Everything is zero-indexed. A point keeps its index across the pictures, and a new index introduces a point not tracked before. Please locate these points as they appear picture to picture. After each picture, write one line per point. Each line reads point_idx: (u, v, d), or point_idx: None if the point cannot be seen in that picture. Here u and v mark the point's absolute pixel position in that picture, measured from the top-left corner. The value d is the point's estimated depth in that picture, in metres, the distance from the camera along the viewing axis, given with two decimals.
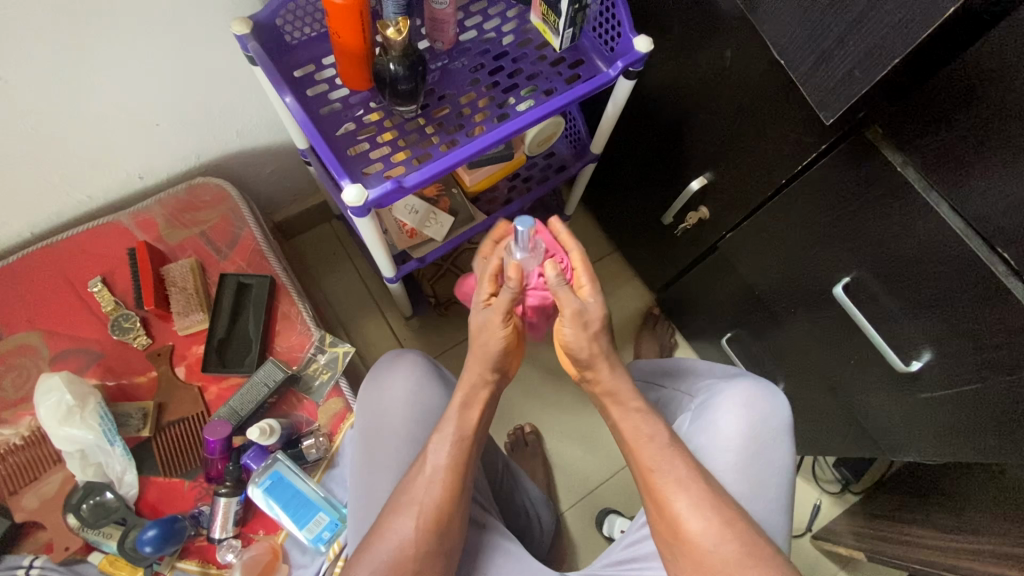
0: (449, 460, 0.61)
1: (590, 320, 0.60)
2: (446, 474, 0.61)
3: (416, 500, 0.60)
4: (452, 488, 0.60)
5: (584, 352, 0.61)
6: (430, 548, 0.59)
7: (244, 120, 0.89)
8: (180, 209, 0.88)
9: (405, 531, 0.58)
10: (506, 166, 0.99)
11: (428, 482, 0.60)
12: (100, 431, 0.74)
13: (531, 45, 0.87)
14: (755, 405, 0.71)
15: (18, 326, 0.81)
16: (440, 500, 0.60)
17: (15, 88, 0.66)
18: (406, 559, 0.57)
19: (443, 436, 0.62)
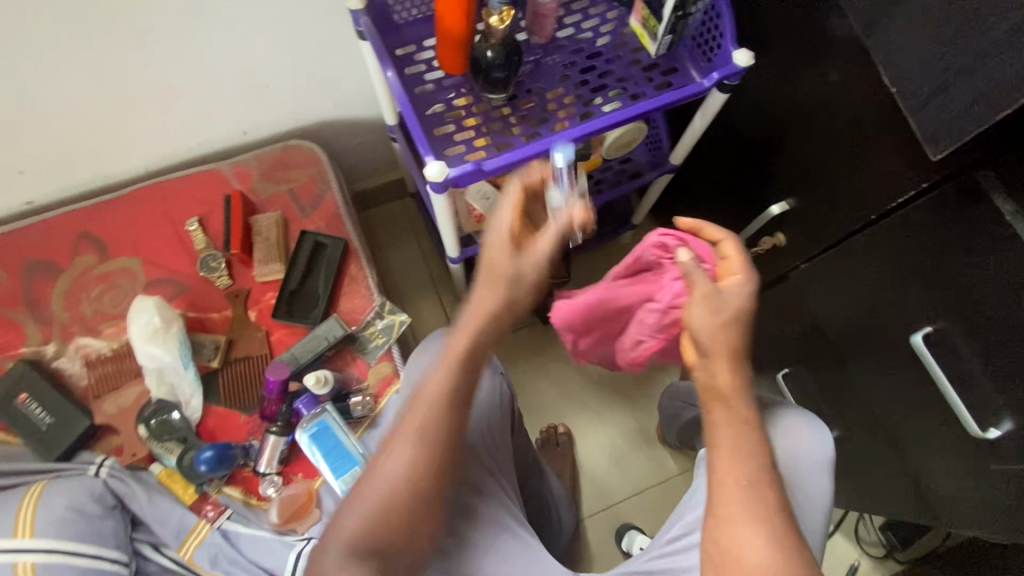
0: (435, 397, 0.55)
1: (721, 306, 0.61)
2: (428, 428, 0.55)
3: (404, 444, 0.55)
4: (444, 429, 0.55)
5: (706, 335, 0.61)
6: (413, 494, 0.55)
7: (343, 91, 0.94)
8: (274, 165, 0.95)
9: (391, 477, 0.55)
10: (581, 165, 1.00)
11: (414, 429, 0.55)
12: (177, 355, 0.81)
13: (627, 48, 0.87)
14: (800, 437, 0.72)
15: (123, 250, 0.90)
16: (429, 441, 0.55)
17: (155, 39, 0.74)
18: (393, 506, 0.54)
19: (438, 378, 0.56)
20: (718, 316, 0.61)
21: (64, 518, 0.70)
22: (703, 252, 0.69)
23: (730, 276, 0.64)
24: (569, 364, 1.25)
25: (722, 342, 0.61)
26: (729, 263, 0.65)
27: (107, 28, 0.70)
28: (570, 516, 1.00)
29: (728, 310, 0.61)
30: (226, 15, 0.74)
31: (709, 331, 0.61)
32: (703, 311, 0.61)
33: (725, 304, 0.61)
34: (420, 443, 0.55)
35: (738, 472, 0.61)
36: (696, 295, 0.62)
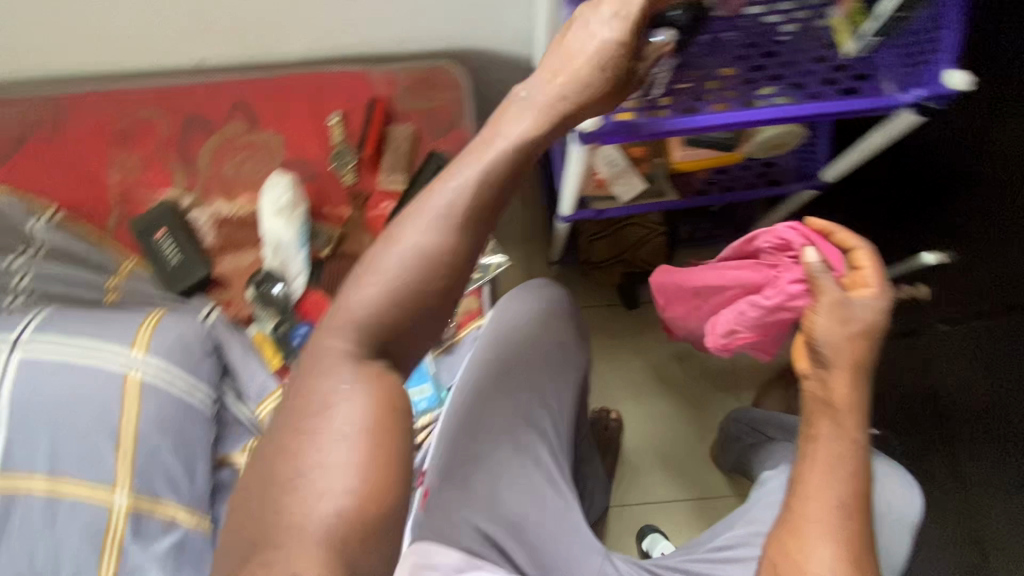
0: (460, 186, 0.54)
1: (848, 317, 0.68)
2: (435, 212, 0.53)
3: (409, 229, 0.53)
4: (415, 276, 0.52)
5: (830, 343, 0.69)
6: (437, 273, 0.52)
7: (506, 23, 0.93)
8: (420, 80, 0.96)
9: (364, 305, 0.50)
10: (722, 156, 0.94)
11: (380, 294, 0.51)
12: (295, 234, 0.86)
13: (819, 41, 0.79)
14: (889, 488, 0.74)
15: (268, 127, 0.95)
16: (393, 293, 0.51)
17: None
18: (407, 281, 0.51)
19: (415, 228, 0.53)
20: (845, 325, 0.68)
21: (174, 346, 0.78)
22: (832, 258, 0.72)
23: (864, 287, 0.70)
24: (640, 355, 1.22)
25: (844, 353, 0.69)
26: (862, 274, 0.71)
27: None
28: (603, 505, 0.99)
29: (856, 322, 0.68)
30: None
31: (832, 340, 0.69)
32: (829, 318, 0.68)
33: (854, 316, 0.68)
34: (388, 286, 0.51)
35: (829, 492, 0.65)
36: (824, 302, 0.69)
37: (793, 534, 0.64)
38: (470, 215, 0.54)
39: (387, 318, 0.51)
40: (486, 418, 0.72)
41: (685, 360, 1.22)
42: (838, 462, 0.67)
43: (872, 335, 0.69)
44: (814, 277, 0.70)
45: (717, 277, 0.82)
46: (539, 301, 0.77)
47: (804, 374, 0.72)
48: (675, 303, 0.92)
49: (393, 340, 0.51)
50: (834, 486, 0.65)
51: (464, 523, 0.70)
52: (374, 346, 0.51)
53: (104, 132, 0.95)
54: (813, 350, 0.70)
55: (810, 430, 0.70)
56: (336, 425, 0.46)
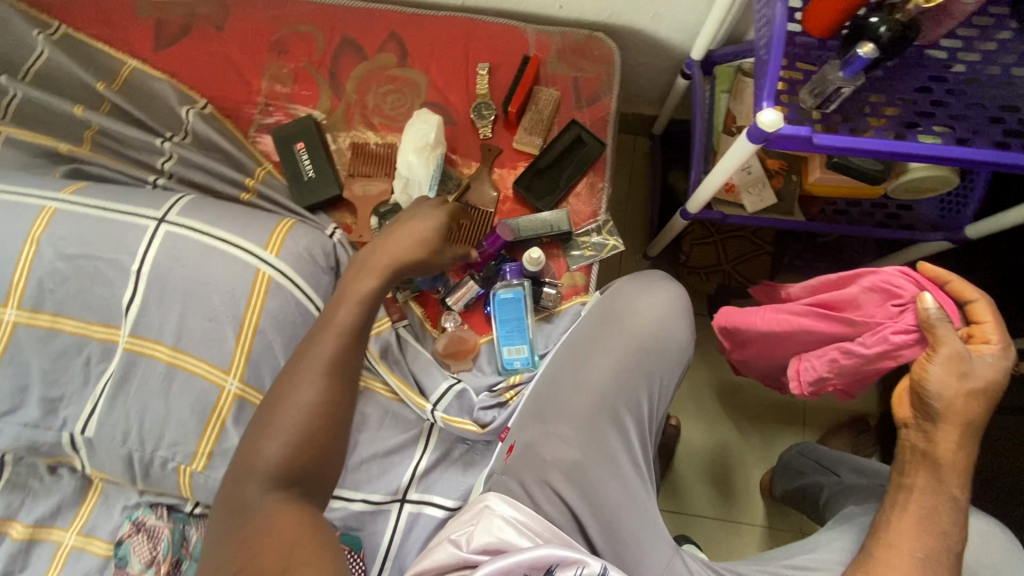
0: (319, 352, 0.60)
1: (967, 372, 0.63)
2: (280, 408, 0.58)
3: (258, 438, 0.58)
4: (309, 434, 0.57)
5: (944, 396, 0.63)
6: (326, 422, 0.58)
7: (675, 8, 0.92)
8: (574, 50, 0.96)
9: (300, 405, 0.57)
10: (865, 188, 0.91)
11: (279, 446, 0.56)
12: (429, 175, 0.87)
13: (1013, 90, 0.76)
14: (984, 556, 0.68)
15: (416, 65, 0.96)
16: (307, 429, 0.57)
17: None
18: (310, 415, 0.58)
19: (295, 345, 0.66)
20: (961, 380, 0.63)
21: (301, 254, 0.81)
22: (946, 307, 0.66)
23: (985, 344, 0.64)
24: (710, 368, 1.21)
25: (958, 409, 0.63)
26: (984, 330, 0.65)
27: None
28: None
29: (976, 379, 0.63)
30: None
31: (945, 393, 0.63)
32: (945, 370, 0.63)
33: (974, 372, 0.63)
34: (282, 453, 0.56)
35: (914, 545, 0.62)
36: (941, 353, 0.63)
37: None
38: (393, 272, 0.66)
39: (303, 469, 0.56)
40: (581, 394, 0.73)
41: (756, 385, 1.20)
42: (930, 517, 0.64)
43: (991, 389, 0.63)
44: (931, 327, 0.64)
45: (801, 321, 0.75)
46: (657, 294, 0.78)
47: (904, 422, 0.68)
48: (748, 345, 0.86)
49: (309, 469, 0.56)
50: (925, 542, 0.63)
51: (541, 484, 0.70)
52: (291, 470, 0.55)
53: (262, 38, 0.98)
54: (921, 403, 0.65)
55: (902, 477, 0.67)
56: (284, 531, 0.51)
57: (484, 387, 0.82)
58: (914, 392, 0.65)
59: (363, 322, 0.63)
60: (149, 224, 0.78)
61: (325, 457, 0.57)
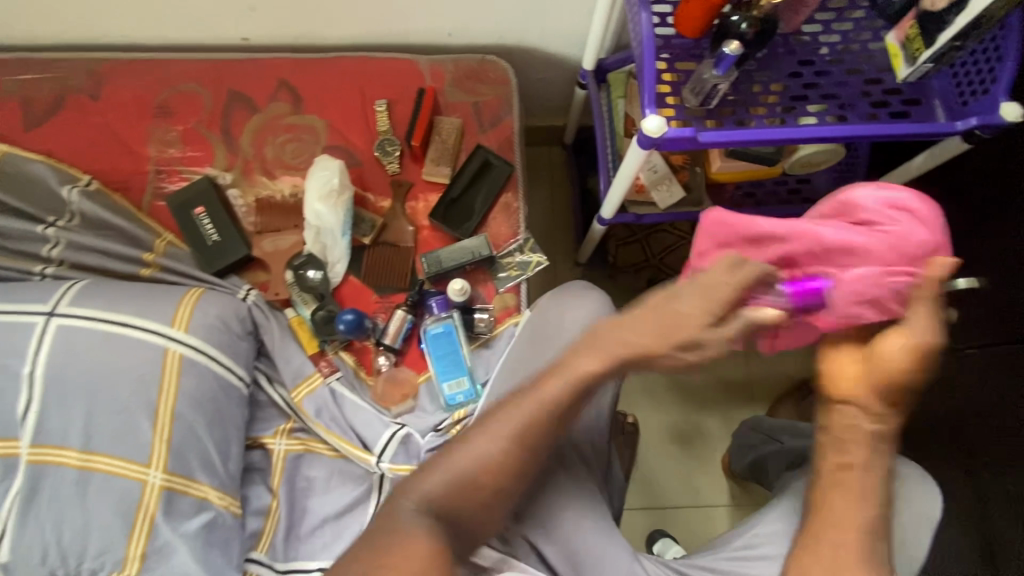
0: (529, 438, 0.62)
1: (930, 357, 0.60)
2: (530, 425, 0.62)
3: (496, 423, 0.62)
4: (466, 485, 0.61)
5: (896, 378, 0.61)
6: (499, 481, 0.62)
7: (558, 22, 0.94)
8: (468, 75, 0.96)
9: (484, 459, 0.61)
10: (762, 169, 0.95)
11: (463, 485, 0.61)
12: (340, 221, 0.85)
13: (873, 64, 0.81)
14: (915, 496, 0.73)
15: (312, 110, 0.94)
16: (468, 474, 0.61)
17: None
18: (467, 481, 0.61)
19: (434, 474, 0.61)
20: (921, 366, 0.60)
21: (212, 324, 0.76)
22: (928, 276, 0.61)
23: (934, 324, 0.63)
24: None
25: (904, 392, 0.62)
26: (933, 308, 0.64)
27: None
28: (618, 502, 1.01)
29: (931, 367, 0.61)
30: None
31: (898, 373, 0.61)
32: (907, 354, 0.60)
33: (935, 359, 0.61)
34: (539, 433, 0.62)
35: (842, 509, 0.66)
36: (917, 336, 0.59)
37: (809, 550, 0.66)
38: (623, 360, 0.61)
39: (448, 504, 0.61)
40: None
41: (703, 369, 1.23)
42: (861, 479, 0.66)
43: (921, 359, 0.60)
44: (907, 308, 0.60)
45: (790, 247, 0.62)
46: (579, 307, 0.79)
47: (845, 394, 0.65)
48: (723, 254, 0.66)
49: (460, 508, 0.61)
50: (860, 509, 0.65)
51: (516, 536, 0.72)
52: (438, 508, 0.60)
53: (143, 104, 0.94)
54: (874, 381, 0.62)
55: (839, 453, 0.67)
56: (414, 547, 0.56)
57: (427, 429, 0.79)
58: (871, 369, 0.62)
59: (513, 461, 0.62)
60: (37, 320, 0.72)
61: (473, 509, 0.61)
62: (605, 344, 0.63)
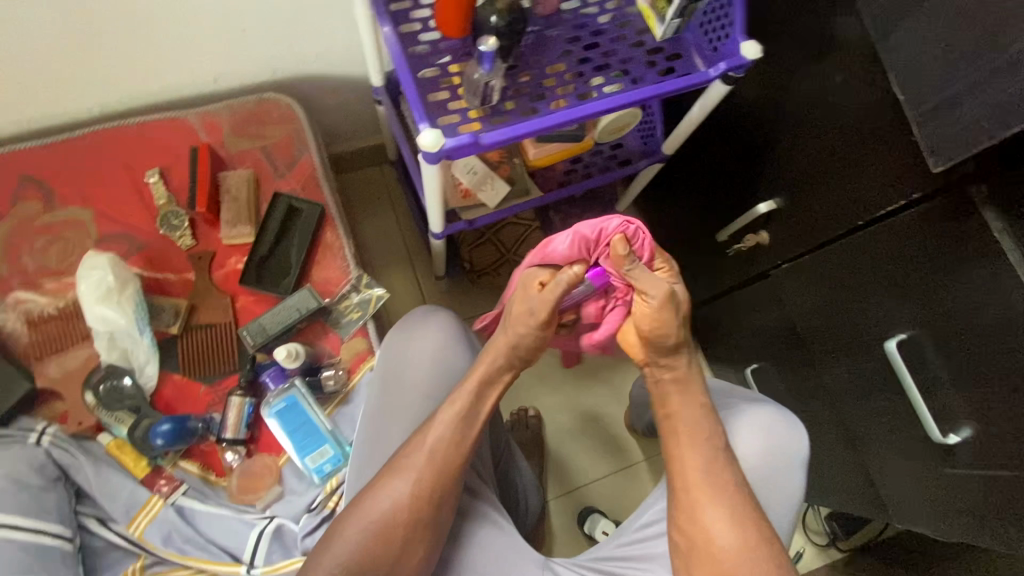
0: (439, 462, 0.62)
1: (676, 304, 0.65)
2: (435, 450, 0.63)
3: (416, 462, 0.62)
4: (387, 533, 0.60)
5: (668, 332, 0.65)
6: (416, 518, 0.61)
7: (328, 45, 0.89)
8: (246, 119, 0.87)
9: (398, 501, 0.61)
10: (573, 146, 0.98)
11: (377, 529, 0.60)
12: (133, 318, 0.75)
13: (631, 28, 0.84)
14: (772, 431, 0.73)
15: (72, 199, 0.81)
16: (387, 520, 0.60)
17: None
18: (395, 524, 0.60)
19: (358, 523, 0.60)
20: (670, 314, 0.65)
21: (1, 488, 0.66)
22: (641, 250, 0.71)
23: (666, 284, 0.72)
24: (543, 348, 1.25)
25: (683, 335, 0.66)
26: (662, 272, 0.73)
27: None
28: (536, 500, 1.00)
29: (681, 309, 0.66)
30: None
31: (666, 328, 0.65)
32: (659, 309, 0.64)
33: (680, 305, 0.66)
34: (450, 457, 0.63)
35: (696, 458, 0.65)
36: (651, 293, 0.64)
37: (682, 508, 0.64)
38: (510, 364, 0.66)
39: (374, 557, 0.59)
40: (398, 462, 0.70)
41: None
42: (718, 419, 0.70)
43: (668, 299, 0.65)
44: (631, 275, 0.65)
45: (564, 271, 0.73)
46: (429, 328, 0.74)
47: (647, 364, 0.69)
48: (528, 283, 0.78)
49: (381, 558, 0.59)
50: None
51: None
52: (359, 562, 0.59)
53: None
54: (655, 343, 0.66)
55: (666, 407, 0.69)
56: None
57: (301, 510, 0.73)
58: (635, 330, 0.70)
59: (449, 453, 0.63)
60: None
61: (395, 553, 0.60)
62: (495, 355, 0.67)
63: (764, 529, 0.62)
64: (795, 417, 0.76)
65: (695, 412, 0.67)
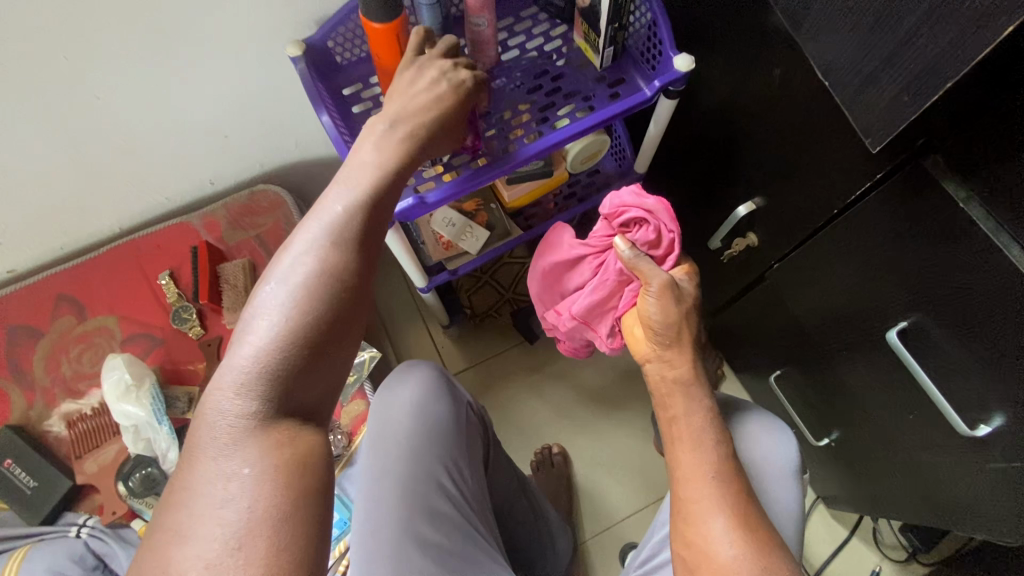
0: (299, 299, 0.51)
1: (679, 293, 0.69)
2: (333, 228, 0.55)
3: (314, 237, 0.54)
4: (302, 315, 0.50)
5: (669, 326, 0.68)
6: (332, 297, 0.52)
7: (302, 132, 0.98)
8: (240, 212, 0.95)
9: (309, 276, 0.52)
10: (546, 182, 1.01)
11: (276, 303, 0.50)
12: (150, 410, 0.83)
13: (573, 63, 0.87)
14: (769, 445, 0.73)
15: (98, 309, 0.91)
16: (299, 297, 0.51)
17: (118, 86, 0.77)
18: (308, 305, 0.51)
19: (259, 324, 0.49)
20: (680, 303, 0.69)
21: None
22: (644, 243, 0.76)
23: (647, 291, 0.70)
24: (559, 383, 1.23)
25: (685, 331, 0.69)
26: (646, 272, 0.70)
27: (62, 91, 0.74)
28: (564, 543, 0.97)
29: (684, 298, 0.70)
30: (179, 62, 0.78)
31: (669, 322, 0.69)
32: (661, 301, 0.69)
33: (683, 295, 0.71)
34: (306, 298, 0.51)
35: (701, 468, 0.60)
36: (654, 285, 0.69)
37: (683, 531, 0.60)
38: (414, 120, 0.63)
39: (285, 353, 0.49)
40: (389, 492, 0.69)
41: (603, 370, 1.24)
42: None
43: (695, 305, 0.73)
44: (636, 268, 0.71)
45: (569, 269, 0.86)
46: (411, 382, 0.75)
47: (648, 359, 0.71)
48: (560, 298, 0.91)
49: (301, 348, 0.49)
50: None
51: None
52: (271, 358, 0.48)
53: None
54: (655, 335, 0.69)
55: (668, 412, 0.66)
56: (239, 390, 0.47)
57: None
58: (647, 325, 0.70)
59: (369, 207, 0.57)
60: None
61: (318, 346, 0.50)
62: (391, 123, 0.62)
63: (774, 543, 0.57)
64: (788, 429, 0.76)
65: (698, 419, 0.63)
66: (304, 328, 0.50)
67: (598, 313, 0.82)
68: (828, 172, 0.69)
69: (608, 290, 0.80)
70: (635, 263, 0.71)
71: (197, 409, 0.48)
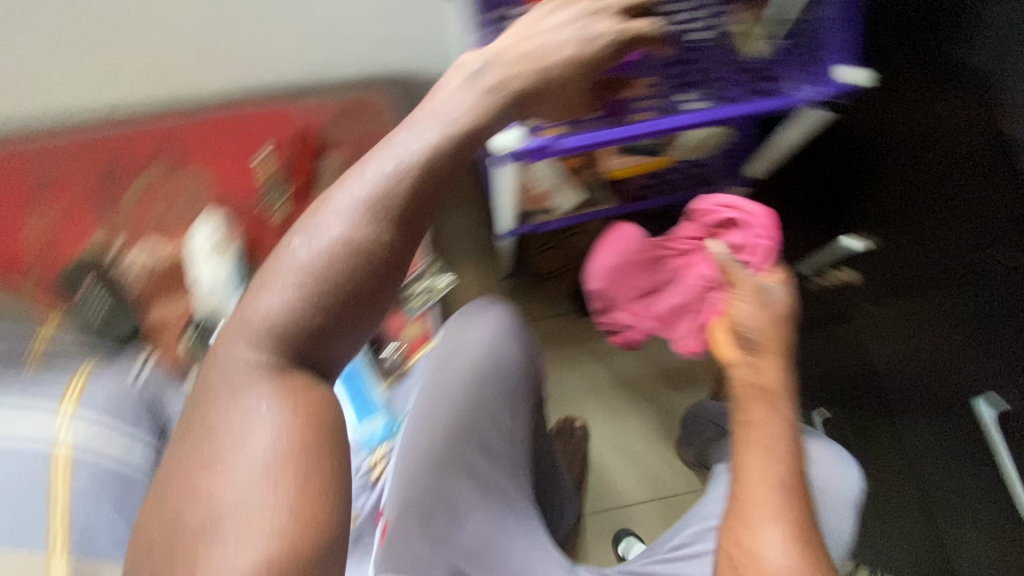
0: (327, 256, 0.49)
1: (772, 300, 0.73)
2: (377, 189, 0.51)
3: (360, 187, 0.51)
4: (332, 274, 0.49)
5: (757, 331, 0.71)
6: (363, 260, 0.49)
7: (427, 41, 0.96)
8: (347, 108, 0.96)
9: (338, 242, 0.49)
10: (652, 161, 0.96)
11: (311, 254, 0.49)
12: (229, 272, 0.84)
13: (722, 44, 0.80)
14: (833, 469, 0.74)
15: (194, 165, 0.93)
16: (331, 259, 0.49)
17: None
18: (331, 266, 0.49)
19: (286, 283, 0.49)
20: (769, 311, 0.72)
21: (108, 395, 0.77)
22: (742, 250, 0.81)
23: (738, 296, 0.75)
24: (599, 362, 1.23)
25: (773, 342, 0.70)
26: (738, 275, 0.77)
27: None
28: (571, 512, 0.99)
29: (778, 305, 0.73)
30: None
31: (761, 325, 0.71)
32: (753, 306, 0.73)
33: (776, 301, 0.73)
34: (380, 216, 0.50)
35: (770, 475, 0.61)
36: (746, 291, 0.75)
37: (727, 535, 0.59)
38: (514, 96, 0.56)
39: (302, 320, 0.49)
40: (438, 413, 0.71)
41: (646, 362, 1.23)
42: None
43: (793, 315, 0.74)
44: (729, 272, 0.78)
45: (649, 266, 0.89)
46: (484, 319, 0.75)
47: (735, 364, 0.71)
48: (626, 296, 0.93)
49: (316, 328, 0.49)
50: None
51: None
52: (290, 333, 0.48)
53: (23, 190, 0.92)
54: (743, 339, 0.72)
55: (746, 416, 0.67)
56: (240, 420, 0.46)
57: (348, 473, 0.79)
58: (734, 330, 0.74)
59: (424, 181, 0.51)
60: None
61: (336, 330, 0.50)
62: (486, 93, 0.56)
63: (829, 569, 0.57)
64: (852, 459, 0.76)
65: (777, 430, 0.64)
66: (320, 306, 0.49)
67: (676, 312, 0.88)
68: (960, 227, 0.63)
69: (692, 292, 0.85)
70: (734, 269, 0.77)
71: (205, 370, 0.50)
